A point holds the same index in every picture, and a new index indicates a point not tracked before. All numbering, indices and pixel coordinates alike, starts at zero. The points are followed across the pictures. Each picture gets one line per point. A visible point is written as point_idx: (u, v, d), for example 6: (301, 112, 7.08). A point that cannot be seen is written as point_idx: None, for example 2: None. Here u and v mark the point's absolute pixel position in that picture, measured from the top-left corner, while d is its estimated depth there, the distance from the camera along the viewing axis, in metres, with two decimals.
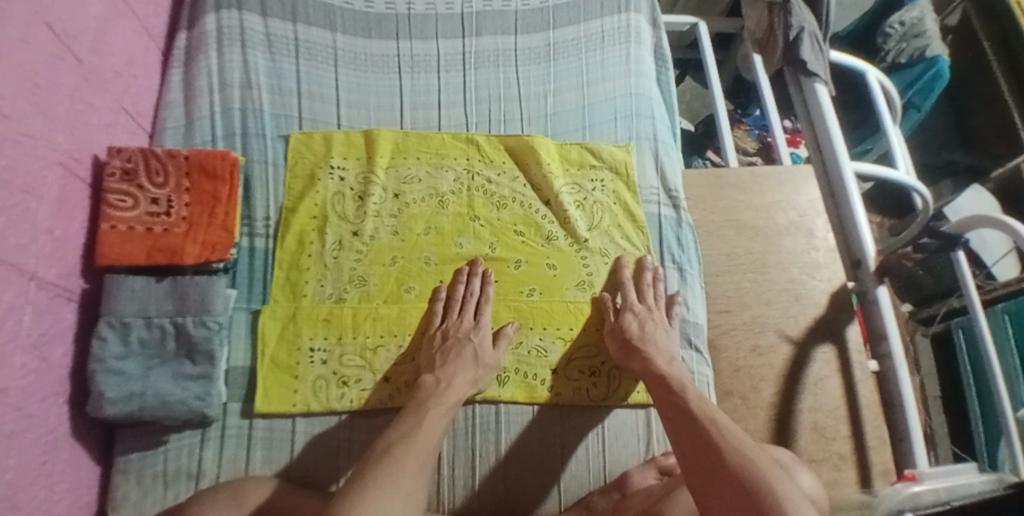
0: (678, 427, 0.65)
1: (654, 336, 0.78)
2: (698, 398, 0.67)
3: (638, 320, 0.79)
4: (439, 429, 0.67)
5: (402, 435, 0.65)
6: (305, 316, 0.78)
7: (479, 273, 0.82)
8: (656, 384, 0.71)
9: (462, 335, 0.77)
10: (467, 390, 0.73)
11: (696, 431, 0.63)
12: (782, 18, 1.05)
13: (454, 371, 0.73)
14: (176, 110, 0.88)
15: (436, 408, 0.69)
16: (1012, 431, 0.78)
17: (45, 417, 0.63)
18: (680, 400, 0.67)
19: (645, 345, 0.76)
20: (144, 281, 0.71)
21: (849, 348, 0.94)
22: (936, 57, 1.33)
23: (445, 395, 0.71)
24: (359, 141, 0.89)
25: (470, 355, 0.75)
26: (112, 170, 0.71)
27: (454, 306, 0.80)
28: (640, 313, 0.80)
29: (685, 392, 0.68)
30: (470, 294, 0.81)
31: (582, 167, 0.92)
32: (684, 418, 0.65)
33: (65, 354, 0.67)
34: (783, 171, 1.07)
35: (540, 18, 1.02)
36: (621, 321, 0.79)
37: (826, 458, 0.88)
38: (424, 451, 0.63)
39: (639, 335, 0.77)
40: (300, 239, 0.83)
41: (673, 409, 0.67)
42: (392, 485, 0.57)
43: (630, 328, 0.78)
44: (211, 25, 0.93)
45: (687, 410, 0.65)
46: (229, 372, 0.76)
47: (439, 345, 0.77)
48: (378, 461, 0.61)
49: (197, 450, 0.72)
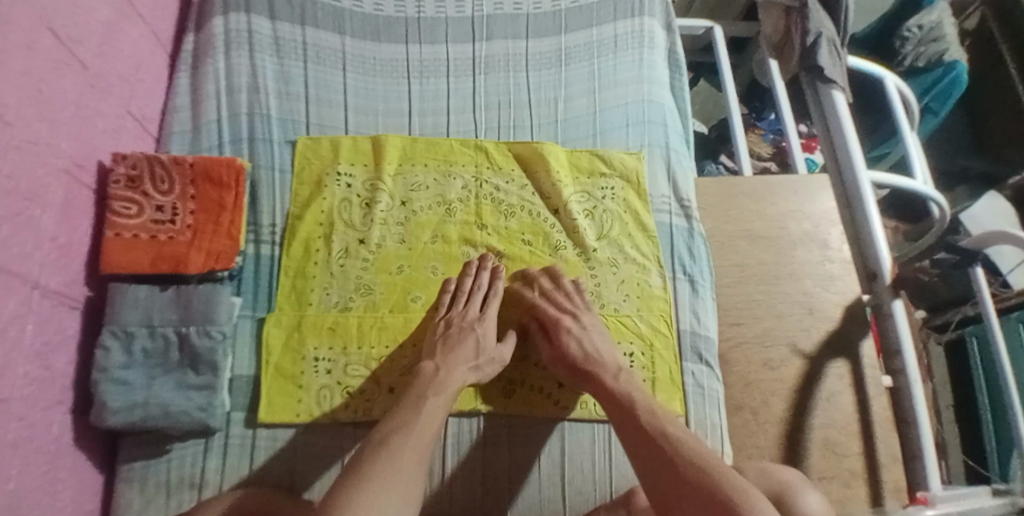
0: (635, 445, 0.65)
1: (596, 351, 0.76)
2: (648, 408, 0.68)
3: (575, 339, 0.77)
4: (439, 417, 0.67)
5: (399, 424, 0.64)
6: (310, 324, 0.78)
7: (490, 269, 0.82)
8: (609, 403, 0.70)
9: (466, 325, 0.76)
10: (467, 377, 0.72)
11: (652, 450, 0.63)
12: (799, 23, 1.03)
13: (454, 359, 0.73)
14: (182, 115, 0.87)
15: (436, 394, 0.69)
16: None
17: (48, 426, 0.62)
18: (631, 415, 0.67)
19: (592, 366, 0.75)
20: (148, 290, 0.71)
21: (863, 363, 0.92)
22: (954, 63, 1.31)
23: (445, 383, 0.70)
24: (367, 148, 0.88)
25: (473, 343, 0.75)
26: (117, 178, 0.70)
27: (462, 295, 0.79)
28: (575, 330, 0.77)
29: (635, 406, 0.68)
30: (479, 286, 0.81)
31: (592, 175, 0.91)
32: (639, 436, 0.65)
33: (69, 362, 0.66)
34: (798, 181, 1.05)
35: (552, 22, 1.00)
36: (559, 346, 0.77)
37: (836, 475, 0.86)
38: (423, 439, 0.63)
39: (582, 358, 0.75)
40: (306, 247, 0.82)
41: (628, 427, 0.67)
42: (391, 478, 0.57)
43: (570, 351, 0.76)
44: (219, 28, 0.92)
45: (642, 427, 0.66)
46: (234, 380, 0.75)
47: (441, 334, 0.76)
48: (376, 448, 0.60)
49: (200, 459, 0.72)
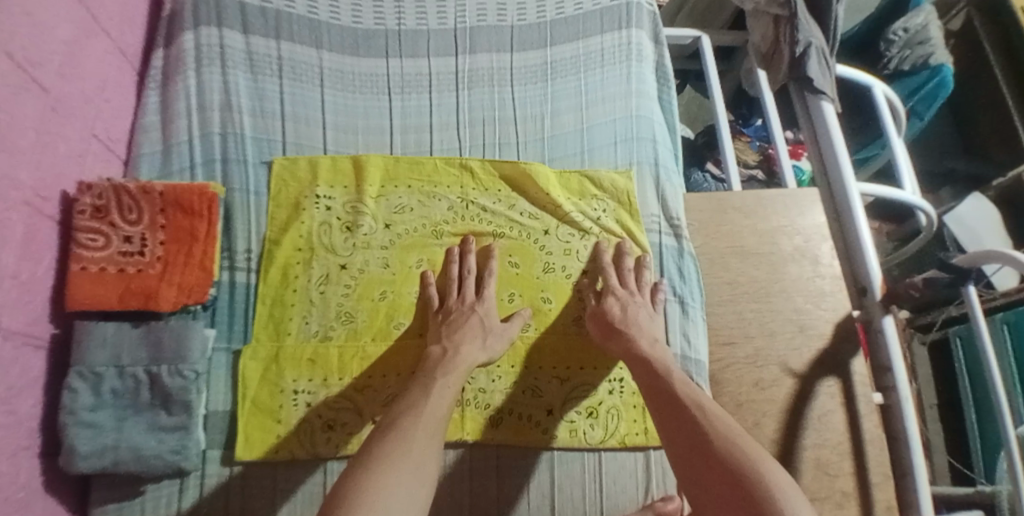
0: (668, 414, 0.66)
1: (637, 318, 0.77)
2: (684, 382, 0.68)
3: (619, 304, 0.78)
4: (450, 396, 0.66)
5: (408, 407, 0.64)
6: (289, 356, 0.75)
7: (471, 251, 0.82)
8: (642, 370, 0.71)
9: (466, 308, 0.77)
10: (476, 357, 0.72)
11: (684, 418, 0.64)
12: (788, 32, 1.01)
13: (461, 338, 0.73)
14: (152, 134, 0.84)
15: (445, 375, 0.68)
16: (1012, 443, 0.72)
17: (15, 473, 0.59)
18: (667, 385, 0.68)
19: (628, 328, 0.75)
20: (117, 327, 0.67)
21: (854, 380, 0.91)
22: (940, 65, 1.30)
23: (452, 363, 0.70)
24: (346, 168, 0.85)
25: (478, 321, 0.75)
26: (82, 208, 0.66)
27: (452, 284, 0.80)
28: (622, 297, 0.79)
29: (670, 376, 0.69)
30: (467, 270, 0.80)
31: (584, 196, 0.88)
32: (674, 405, 0.66)
33: (35, 404, 0.63)
34: (788, 195, 1.03)
35: (537, 34, 0.97)
36: (603, 305, 0.79)
37: (828, 496, 0.85)
38: (435, 420, 0.63)
39: (621, 319, 0.76)
40: (284, 273, 0.79)
41: (661, 397, 0.67)
42: (400, 462, 0.57)
43: (612, 311, 0.77)
44: (189, 43, 0.88)
45: (677, 397, 0.66)
46: (209, 417, 0.72)
47: (442, 321, 0.76)
48: (384, 433, 0.60)
49: (175, 500, 0.69)
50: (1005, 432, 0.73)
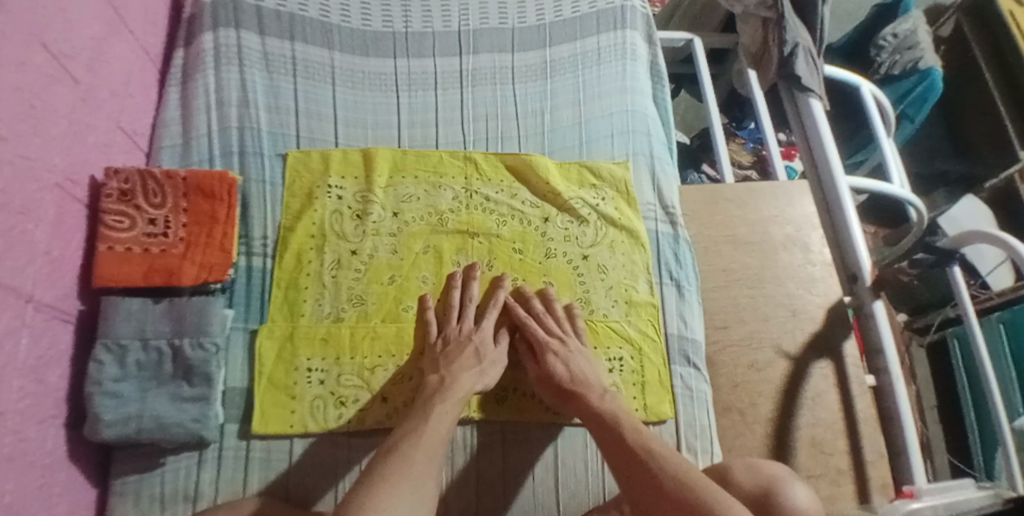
0: (618, 461, 0.66)
1: (582, 373, 0.77)
2: (634, 429, 0.68)
3: (561, 361, 0.77)
4: (448, 424, 0.68)
5: (408, 431, 0.65)
6: (303, 336, 0.78)
7: (474, 279, 0.83)
8: (596, 426, 0.71)
9: (462, 337, 0.78)
10: (473, 385, 0.73)
11: (634, 463, 0.65)
12: (776, 33, 1.06)
13: (458, 368, 0.74)
14: (172, 129, 0.88)
15: (443, 403, 0.70)
16: (1008, 442, 0.78)
17: (42, 440, 0.62)
18: (617, 434, 0.68)
19: (577, 387, 0.75)
20: (141, 302, 0.71)
21: (847, 362, 0.95)
22: (929, 69, 1.36)
23: (448, 392, 0.71)
24: (357, 160, 0.89)
25: (472, 352, 0.76)
26: (109, 192, 0.71)
27: (451, 311, 0.81)
28: (560, 351, 0.78)
29: (618, 424, 0.69)
30: (468, 299, 0.82)
31: (583, 186, 0.93)
32: (623, 451, 0.66)
33: (63, 376, 0.66)
34: (779, 187, 1.08)
35: (536, 36, 1.02)
36: (545, 367, 0.78)
37: (824, 473, 0.88)
38: (433, 445, 0.64)
39: (568, 379, 0.76)
40: (298, 258, 0.83)
41: (612, 444, 0.68)
42: (400, 484, 0.57)
43: (556, 372, 0.77)
44: (208, 43, 0.93)
45: (625, 443, 0.67)
46: (226, 393, 0.76)
47: (440, 350, 0.77)
48: (384, 455, 0.62)
49: (193, 473, 0.71)
50: (999, 426, 0.78)
